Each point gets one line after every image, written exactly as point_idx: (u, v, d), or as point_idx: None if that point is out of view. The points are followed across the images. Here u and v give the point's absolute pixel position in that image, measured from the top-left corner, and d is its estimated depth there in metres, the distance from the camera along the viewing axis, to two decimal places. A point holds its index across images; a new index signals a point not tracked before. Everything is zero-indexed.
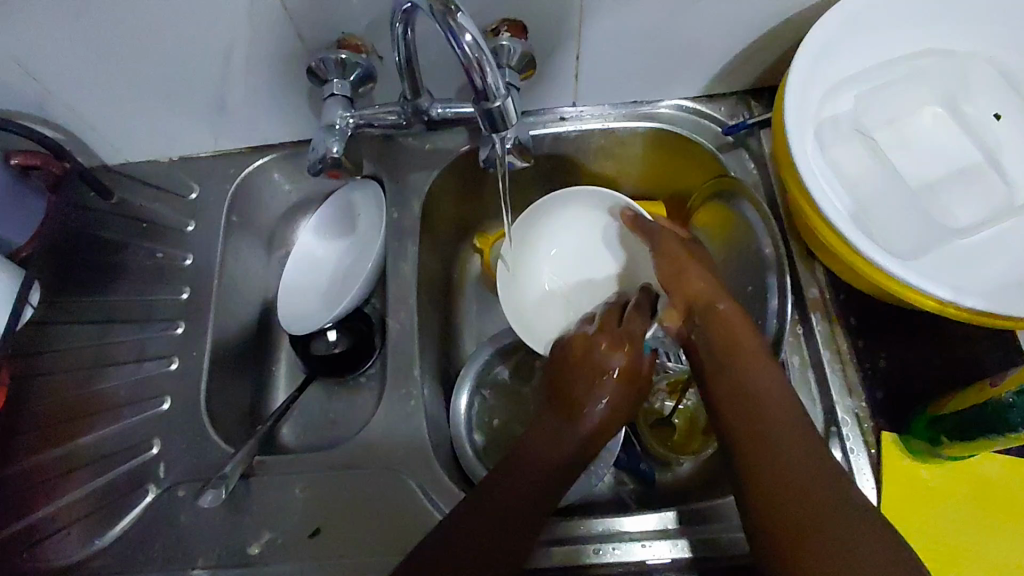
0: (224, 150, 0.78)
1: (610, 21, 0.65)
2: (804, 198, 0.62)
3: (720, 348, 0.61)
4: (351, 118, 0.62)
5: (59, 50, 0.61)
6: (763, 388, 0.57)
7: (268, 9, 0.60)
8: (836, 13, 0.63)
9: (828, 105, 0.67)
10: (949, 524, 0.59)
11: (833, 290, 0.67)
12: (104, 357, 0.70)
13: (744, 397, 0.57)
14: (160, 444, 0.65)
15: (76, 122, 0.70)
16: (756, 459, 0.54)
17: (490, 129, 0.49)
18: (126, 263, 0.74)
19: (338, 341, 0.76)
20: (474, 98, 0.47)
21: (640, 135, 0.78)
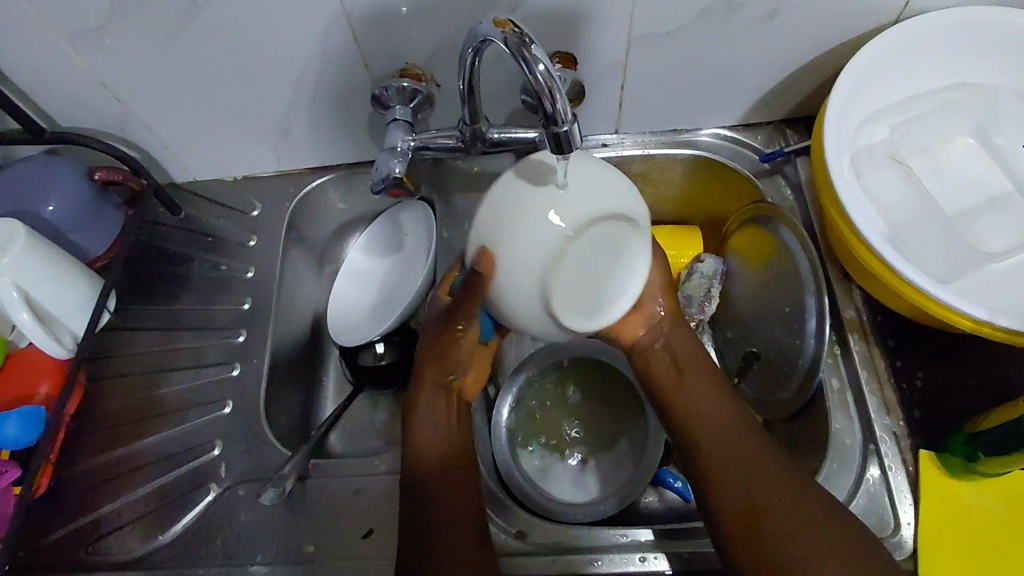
0: (284, 170, 0.82)
1: (655, 53, 0.69)
2: (842, 222, 0.64)
3: (681, 365, 0.63)
4: (411, 141, 0.66)
5: (146, 75, 0.67)
6: (723, 423, 0.60)
7: (341, 39, 0.65)
8: (873, 47, 0.67)
9: (863, 135, 0.70)
10: (987, 541, 0.60)
11: (870, 312, 0.69)
12: (170, 362, 0.74)
13: (709, 418, 0.60)
14: (222, 445, 0.69)
15: (153, 141, 0.76)
16: (732, 501, 0.56)
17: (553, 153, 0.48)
18: (190, 275, 0.78)
19: (385, 354, 0.79)
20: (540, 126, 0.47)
21: (679, 162, 0.81)
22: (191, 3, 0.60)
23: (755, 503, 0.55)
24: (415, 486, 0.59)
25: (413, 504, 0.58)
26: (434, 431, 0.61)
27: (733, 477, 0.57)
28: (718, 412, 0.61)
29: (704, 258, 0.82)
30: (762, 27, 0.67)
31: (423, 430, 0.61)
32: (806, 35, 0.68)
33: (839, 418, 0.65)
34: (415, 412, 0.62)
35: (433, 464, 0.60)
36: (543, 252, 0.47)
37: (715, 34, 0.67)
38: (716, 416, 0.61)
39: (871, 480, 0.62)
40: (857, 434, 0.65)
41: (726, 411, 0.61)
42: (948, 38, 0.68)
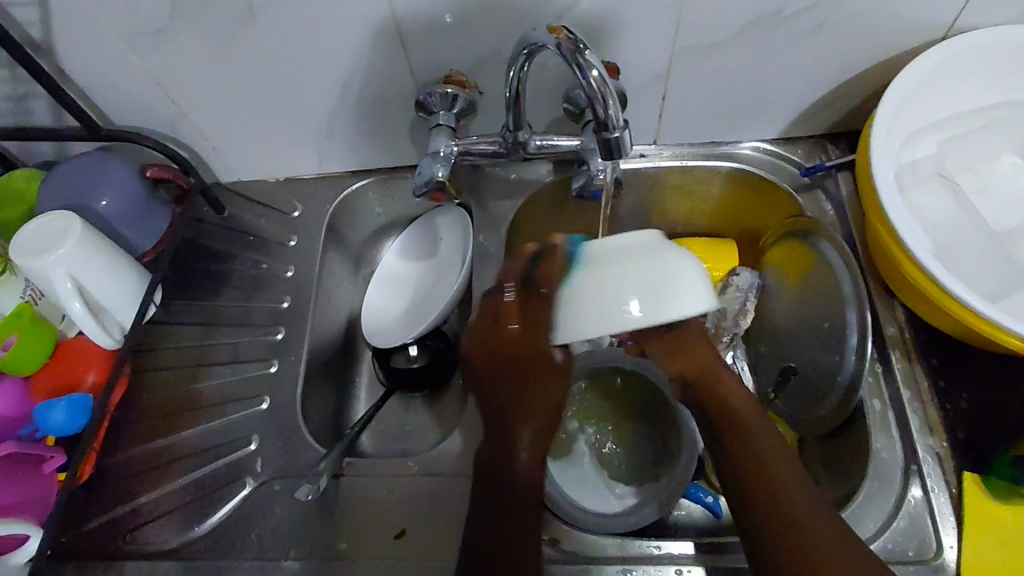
0: (325, 172, 0.84)
1: (699, 64, 0.69)
2: (889, 234, 0.63)
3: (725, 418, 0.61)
4: (455, 146, 0.67)
5: (199, 76, 0.69)
6: (760, 453, 0.58)
7: (389, 45, 0.66)
8: (923, 62, 0.66)
9: (908, 150, 0.69)
10: None
11: (913, 330, 0.68)
12: (208, 358, 0.75)
13: (749, 455, 0.58)
14: (258, 440, 0.70)
15: (201, 141, 0.77)
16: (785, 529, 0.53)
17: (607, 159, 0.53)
18: (232, 272, 0.80)
19: (418, 356, 0.81)
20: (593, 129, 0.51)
21: (720, 174, 0.81)
22: (248, 7, 0.61)
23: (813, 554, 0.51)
24: (501, 474, 0.60)
25: (493, 500, 0.59)
26: (546, 402, 0.62)
27: (801, 529, 0.53)
28: (784, 467, 0.57)
29: (740, 271, 0.82)
30: (808, 39, 0.67)
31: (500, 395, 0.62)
32: (852, 49, 0.68)
33: (881, 439, 0.64)
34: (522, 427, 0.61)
35: (513, 464, 0.60)
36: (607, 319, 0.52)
37: (760, 46, 0.67)
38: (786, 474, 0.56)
39: (913, 500, 0.61)
40: (898, 454, 0.64)
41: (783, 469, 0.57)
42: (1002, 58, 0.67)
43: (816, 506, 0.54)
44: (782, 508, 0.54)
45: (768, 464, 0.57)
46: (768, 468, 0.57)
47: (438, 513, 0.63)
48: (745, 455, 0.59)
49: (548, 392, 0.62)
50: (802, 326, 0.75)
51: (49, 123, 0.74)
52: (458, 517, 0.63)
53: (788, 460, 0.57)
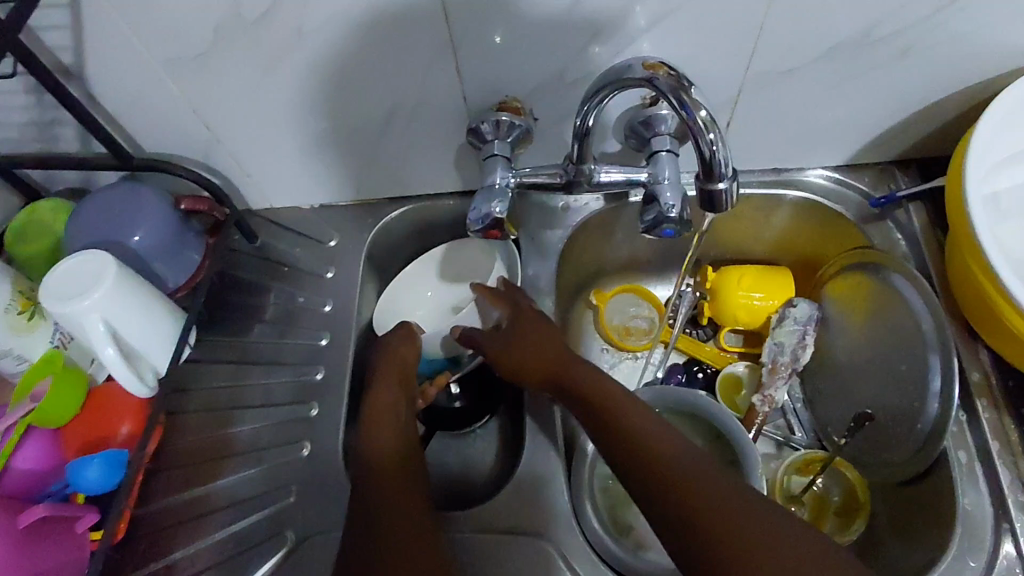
0: (363, 199, 0.79)
1: (771, 90, 0.65)
2: (984, 274, 0.59)
3: (602, 405, 0.60)
4: (512, 177, 0.63)
5: (240, 103, 0.64)
6: (646, 426, 0.57)
7: (443, 71, 0.62)
8: (1016, 88, 0.61)
9: (991, 181, 0.65)
10: None
11: (999, 375, 0.64)
12: (243, 400, 0.71)
13: (633, 436, 0.56)
14: (299, 491, 0.65)
15: (236, 168, 0.73)
16: (692, 509, 0.50)
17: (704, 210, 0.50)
18: (266, 306, 0.75)
19: (459, 395, 0.78)
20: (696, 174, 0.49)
21: (783, 204, 0.77)
22: (296, 32, 0.57)
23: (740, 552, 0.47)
24: (368, 496, 0.57)
25: (362, 524, 0.55)
26: (381, 441, 0.62)
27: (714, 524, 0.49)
28: (682, 457, 0.54)
29: (798, 302, 0.77)
30: (890, 66, 0.62)
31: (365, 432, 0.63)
32: (936, 75, 0.64)
33: (969, 493, 0.60)
34: (380, 418, 0.64)
35: (380, 462, 0.60)
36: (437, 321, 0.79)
37: (839, 73, 0.63)
38: (683, 461, 0.53)
39: (1006, 558, 0.58)
40: (989, 510, 0.60)
41: (682, 445, 0.55)
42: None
43: (749, 502, 0.50)
44: (695, 504, 0.50)
45: (654, 446, 0.55)
46: (652, 442, 0.56)
47: None
48: (628, 439, 0.57)
49: (383, 433, 0.63)
50: (870, 365, 0.71)
51: (76, 150, 0.70)
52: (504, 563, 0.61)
53: (679, 446, 0.55)
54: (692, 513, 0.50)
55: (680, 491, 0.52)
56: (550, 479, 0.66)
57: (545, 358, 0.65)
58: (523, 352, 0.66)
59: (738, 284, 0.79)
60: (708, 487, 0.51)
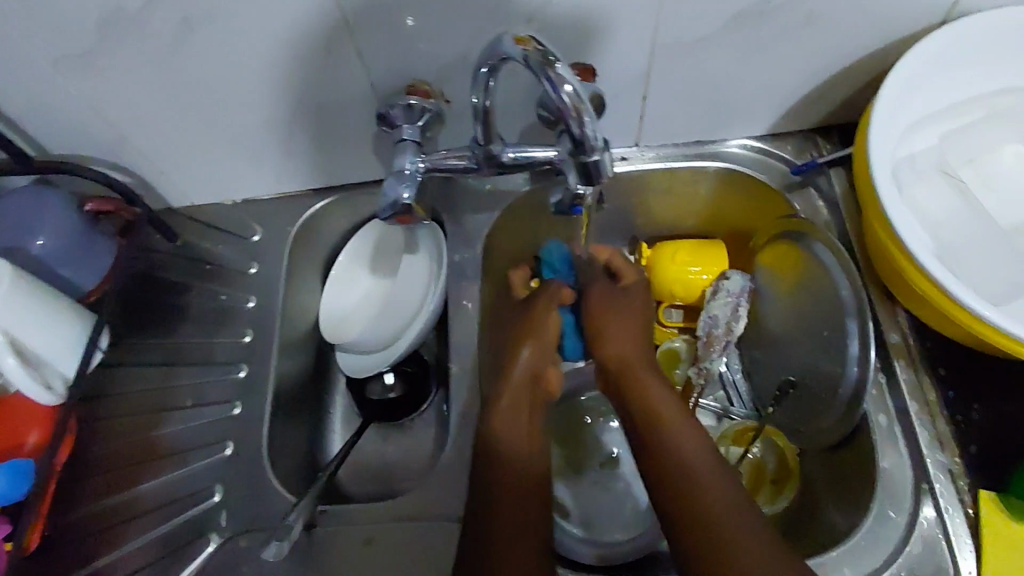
0: (285, 192, 0.78)
1: (680, 61, 0.64)
2: (889, 237, 0.59)
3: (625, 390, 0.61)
4: (421, 162, 0.62)
5: (138, 99, 0.63)
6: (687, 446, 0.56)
7: (344, 56, 0.61)
8: (926, 46, 0.60)
9: (905, 143, 0.65)
10: None
11: (918, 337, 0.64)
12: (169, 402, 0.69)
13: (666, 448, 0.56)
14: (222, 491, 0.65)
15: (148, 166, 0.71)
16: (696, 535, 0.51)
17: (589, 182, 0.49)
18: (189, 306, 0.74)
19: (394, 385, 0.78)
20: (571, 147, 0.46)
21: (707, 175, 0.76)
22: (182, 22, 0.55)
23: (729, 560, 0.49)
24: (492, 516, 0.53)
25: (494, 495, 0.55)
26: (523, 423, 0.60)
27: (711, 532, 0.51)
28: (700, 474, 0.54)
29: (731, 274, 0.77)
30: (797, 32, 0.62)
31: (505, 414, 0.59)
32: (843, 40, 0.63)
33: (888, 455, 0.61)
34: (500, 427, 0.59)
35: (523, 447, 0.59)
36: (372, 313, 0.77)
37: (746, 41, 0.62)
38: (706, 484, 0.54)
39: (926, 521, 0.58)
40: (908, 471, 0.60)
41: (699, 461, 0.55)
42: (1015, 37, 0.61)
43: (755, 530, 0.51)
44: (698, 513, 0.52)
45: (681, 461, 0.55)
46: (678, 458, 0.55)
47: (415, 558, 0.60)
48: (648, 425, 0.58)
49: (522, 411, 0.60)
50: (796, 334, 0.71)
51: None
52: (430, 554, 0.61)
53: (715, 463, 0.55)
54: (698, 524, 0.51)
55: (709, 517, 0.51)
56: None
57: (625, 351, 0.63)
58: (528, 331, 0.65)
59: (676, 260, 0.79)
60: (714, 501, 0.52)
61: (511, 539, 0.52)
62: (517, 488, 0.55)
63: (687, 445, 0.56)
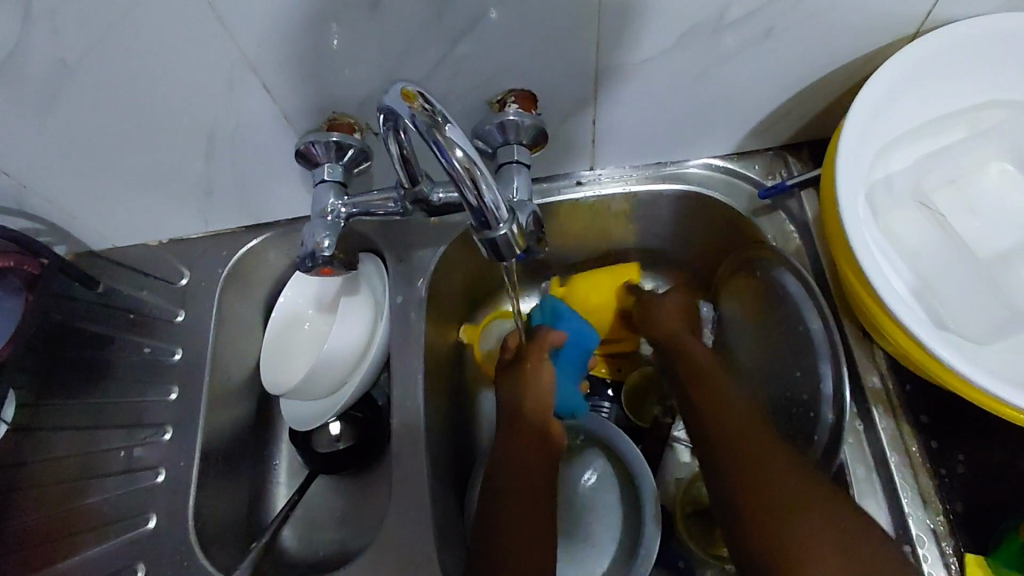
0: (214, 231, 0.72)
1: (628, 82, 0.58)
2: (859, 281, 0.54)
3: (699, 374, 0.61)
4: (342, 206, 0.57)
5: (27, 146, 0.56)
6: (749, 437, 0.53)
7: (252, 91, 0.55)
8: (891, 65, 0.55)
9: (879, 166, 0.59)
10: None
11: (897, 378, 0.59)
12: (91, 469, 0.64)
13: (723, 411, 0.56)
14: (144, 571, 0.59)
15: (56, 212, 0.65)
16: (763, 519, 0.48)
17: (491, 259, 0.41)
18: (112, 361, 0.68)
19: (341, 436, 0.73)
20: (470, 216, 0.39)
21: (665, 198, 0.71)
22: (59, 63, 0.49)
23: (799, 548, 0.46)
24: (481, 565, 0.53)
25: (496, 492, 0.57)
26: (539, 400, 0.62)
27: (778, 523, 0.47)
28: (784, 481, 0.49)
29: (698, 304, 0.74)
30: (755, 48, 0.56)
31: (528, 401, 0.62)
32: (806, 54, 0.58)
33: (868, 515, 0.55)
34: (524, 472, 0.58)
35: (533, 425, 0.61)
36: (313, 346, 0.72)
37: (698, 60, 0.57)
38: (772, 465, 0.51)
39: None
40: (889, 532, 0.54)
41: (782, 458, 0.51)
42: (996, 51, 0.56)
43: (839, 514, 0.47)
44: (772, 496, 0.49)
45: (748, 439, 0.53)
46: (757, 451, 0.52)
47: None
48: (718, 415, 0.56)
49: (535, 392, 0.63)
50: (772, 370, 0.66)
51: None
52: None
53: (773, 442, 0.53)
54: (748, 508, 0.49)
55: (756, 485, 0.50)
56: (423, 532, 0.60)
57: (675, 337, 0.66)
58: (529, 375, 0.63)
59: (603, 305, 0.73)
60: (788, 502, 0.48)
61: (519, 523, 0.55)
62: (542, 502, 0.56)
63: (762, 436, 0.53)
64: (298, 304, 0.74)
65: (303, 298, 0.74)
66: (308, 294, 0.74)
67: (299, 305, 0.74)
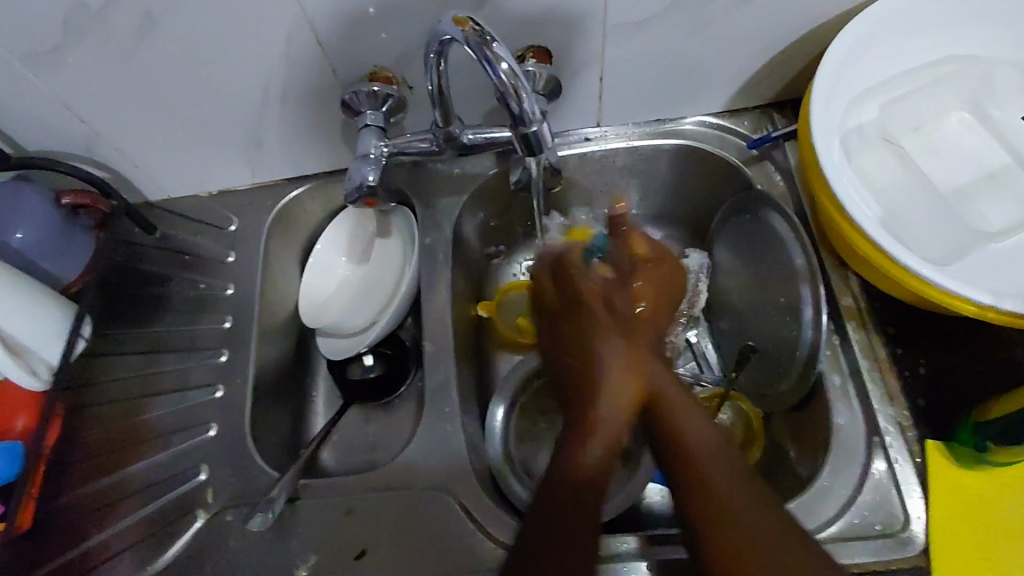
0: (260, 182, 0.80)
1: (632, 41, 0.67)
2: (832, 203, 0.62)
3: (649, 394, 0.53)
4: (385, 146, 0.65)
5: (107, 94, 0.65)
6: (717, 459, 0.50)
7: (306, 46, 0.63)
8: (859, 22, 0.64)
9: (853, 114, 0.67)
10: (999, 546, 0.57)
11: (868, 299, 0.67)
12: (152, 387, 0.72)
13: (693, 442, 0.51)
14: (208, 469, 0.68)
15: (124, 160, 0.73)
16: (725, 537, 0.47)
17: (528, 152, 0.54)
18: (170, 295, 0.76)
19: (374, 366, 0.79)
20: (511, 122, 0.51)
21: (666, 152, 0.79)
22: (145, 16, 0.57)
23: (725, 532, 0.47)
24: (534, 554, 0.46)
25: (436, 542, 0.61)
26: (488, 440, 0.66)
27: (710, 518, 0.47)
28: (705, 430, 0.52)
29: (690, 253, 0.82)
30: (740, 9, 0.64)
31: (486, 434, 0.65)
32: (786, 15, 0.66)
33: (842, 413, 0.64)
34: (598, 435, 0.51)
35: (489, 464, 0.64)
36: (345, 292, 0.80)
37: (692, 21, 0.65)
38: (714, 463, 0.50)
39: (877, 473, 0.61)
40: (860, 426, 0.63)
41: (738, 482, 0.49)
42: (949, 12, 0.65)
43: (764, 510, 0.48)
44: (701, 489, 0.49)
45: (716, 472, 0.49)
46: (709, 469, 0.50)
47: (393, 524, 0.63)
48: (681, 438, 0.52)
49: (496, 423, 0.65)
50: (758, 305, 0.73)
51: None
52: (407, 519, 0.63)
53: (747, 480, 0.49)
54: (702, 511, 0.48)
55: (696, 482, 0.49)
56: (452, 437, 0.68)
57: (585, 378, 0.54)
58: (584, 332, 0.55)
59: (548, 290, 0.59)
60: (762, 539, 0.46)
61: (478, 560, 0.57)
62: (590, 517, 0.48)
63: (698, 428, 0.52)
64: (333, 254, 0.81)
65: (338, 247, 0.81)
66: (342, 245, 0.81)
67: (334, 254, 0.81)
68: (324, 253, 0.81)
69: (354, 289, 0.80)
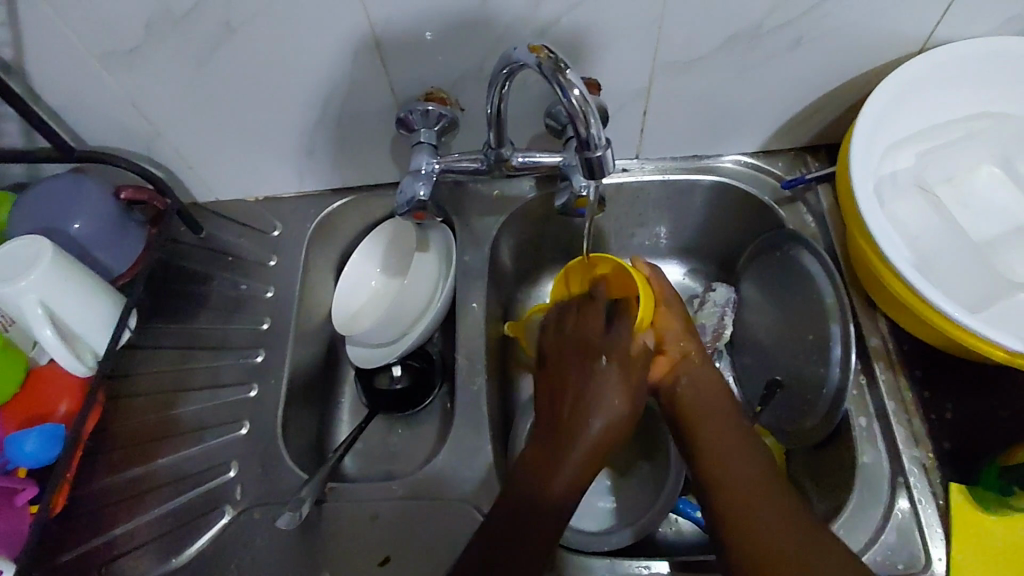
0: (305, 191, 0.83)
1: (680, 80, 0.70)
2: (868, 244, 0.64)
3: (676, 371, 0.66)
4: (437, 164, 0.67)
5: (176, 98, 0.68)
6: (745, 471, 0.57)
7: (369, 64, 0.66)
8: (899, 74, 0.67)
9: (887, 162, 0.70)
10: None
11: (896, 341, 0.69)
12: (186, 382, 0.73)
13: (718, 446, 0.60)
14: (238, 466, 0.69)
15: (179, 160, 0.76)
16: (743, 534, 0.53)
17: (587, 175, 0.56)
18: (210, 294, 0.78)
19: (401, 377, 0.80)
20: (576, 146, 0.54)
21: (701, 187, 0.81)
22: (224, 26, 0.61)
23: (751, 506, 0.55)
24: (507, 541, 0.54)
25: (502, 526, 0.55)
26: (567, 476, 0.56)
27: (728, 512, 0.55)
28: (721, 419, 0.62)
29: (717, 287, 0.83)
30: (786, 55, 0.67)
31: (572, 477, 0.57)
32: (828, 64, 0.69)
33: (867, 451, 0.65)
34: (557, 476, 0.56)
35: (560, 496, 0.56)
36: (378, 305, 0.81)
37: (738, 63, 0.68)
38: (730, 452, 0.59)
39: (900, 512, 0.61)
40: (885, 465, 0.64)
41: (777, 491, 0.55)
42: (986, 70, 0.68)
43: (780, 498, 0.55)
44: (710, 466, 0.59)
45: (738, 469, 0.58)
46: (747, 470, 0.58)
47: (417, 532, 0.63)
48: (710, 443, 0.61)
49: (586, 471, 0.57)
50: (786, 341, 0.74)
51: (21, 145, 0.72)
52: (431, 528, 0.63)
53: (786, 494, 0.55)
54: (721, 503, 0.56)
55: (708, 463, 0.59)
56: (479, 450, 0.69)
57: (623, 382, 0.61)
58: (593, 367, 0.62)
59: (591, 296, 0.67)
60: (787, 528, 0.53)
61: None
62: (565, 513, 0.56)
63: (724, 413, 0.63)
64: (365, 269, 0.82)
65: (369, 262, 0.82)
66: (373, 260, 0.82)
67: (365, 271, 0.81)
68: (357, 269, 0.81)
69: (385, 303, 0.80)
